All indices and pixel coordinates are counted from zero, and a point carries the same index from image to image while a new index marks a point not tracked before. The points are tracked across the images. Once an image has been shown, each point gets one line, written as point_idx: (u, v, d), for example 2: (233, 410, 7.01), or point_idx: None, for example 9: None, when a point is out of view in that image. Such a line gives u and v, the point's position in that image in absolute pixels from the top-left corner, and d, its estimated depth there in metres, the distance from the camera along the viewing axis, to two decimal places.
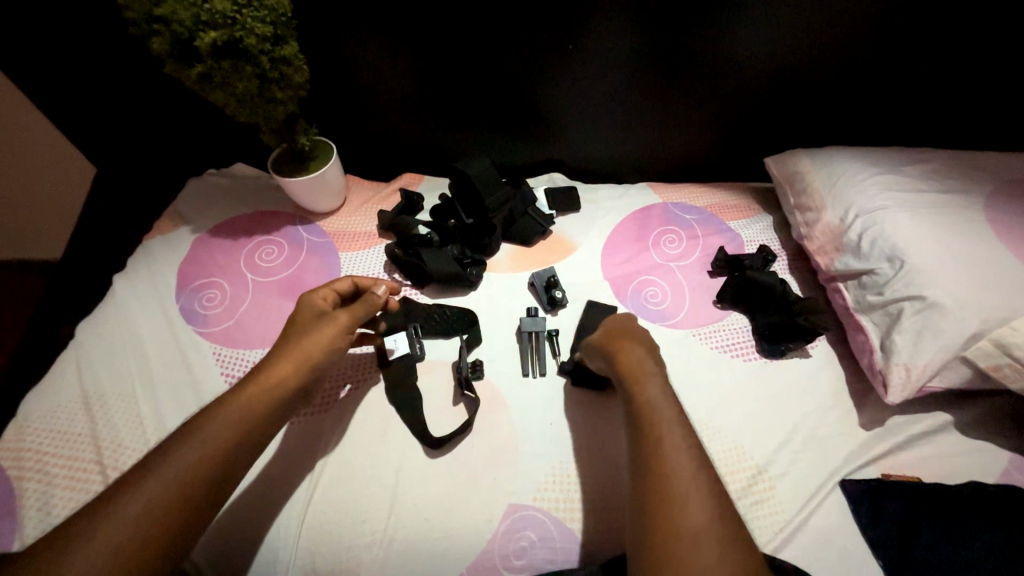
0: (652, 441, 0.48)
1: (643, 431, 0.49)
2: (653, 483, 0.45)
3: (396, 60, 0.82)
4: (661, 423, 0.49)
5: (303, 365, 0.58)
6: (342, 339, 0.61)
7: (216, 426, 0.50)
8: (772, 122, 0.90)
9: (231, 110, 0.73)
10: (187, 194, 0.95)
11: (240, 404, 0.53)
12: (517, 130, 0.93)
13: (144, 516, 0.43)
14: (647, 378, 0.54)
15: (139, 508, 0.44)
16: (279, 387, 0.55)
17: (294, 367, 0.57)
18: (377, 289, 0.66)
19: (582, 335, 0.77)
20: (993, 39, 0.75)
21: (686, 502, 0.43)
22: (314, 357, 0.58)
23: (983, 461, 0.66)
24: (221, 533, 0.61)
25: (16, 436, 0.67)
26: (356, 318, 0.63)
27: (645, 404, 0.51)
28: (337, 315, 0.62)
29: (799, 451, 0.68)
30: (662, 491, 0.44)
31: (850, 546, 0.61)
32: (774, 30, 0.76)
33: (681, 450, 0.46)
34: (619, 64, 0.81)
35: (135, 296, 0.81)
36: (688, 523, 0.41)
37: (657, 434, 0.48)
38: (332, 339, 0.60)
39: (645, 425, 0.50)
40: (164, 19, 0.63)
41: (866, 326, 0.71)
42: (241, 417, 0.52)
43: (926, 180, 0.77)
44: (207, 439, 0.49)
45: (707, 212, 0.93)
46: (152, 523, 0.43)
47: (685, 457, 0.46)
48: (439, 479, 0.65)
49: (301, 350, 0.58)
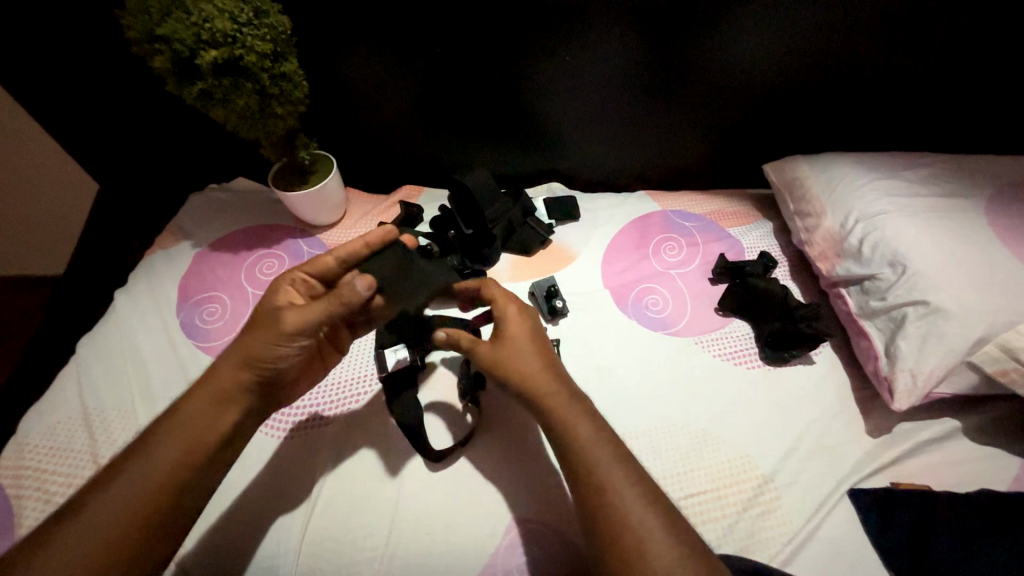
0: (593, 486, 0.47)
1: (581, 475, 0.48)
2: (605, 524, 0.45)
3: (395, 73, 0.83)
4: (596, 461, 0.48)
5: (247, 371, 0.53)
6: (287, 339, 0.52)
7: (159, 448, 0.50)
8: (770, 128, 0.90)
9: (232, 126, 0.73)
10: (189, 209, 0.95)
11: (184, 423, 0.51)
12: (516, 140, 0.93)
13: (92, 545, 0.45)
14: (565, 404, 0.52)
15: (85, 535, 0.45)
16: (227, 399, 0.53)
17: (232, 369, 0.53)
18: (350, 281, 0.51)
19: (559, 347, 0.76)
20: (991, 43, 0.75)
21: (647, 540, 0.43)
22: (252, 362, 0.52)
23: (993, 468, 0.65)
24: (208, 548, 0.60)
25: (15, 453, 0.67)
26: (305, 322, 0.52)
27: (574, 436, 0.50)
28: (283, 316, 0.52)
29: (805, 459, 0.67)
30: (625, 539, 0.44)
31: (860, 556, 0.60)
32: (770, 37, 0.76)
33: (625, 486, 0.46)
34: (617, 73, 0.81)
35: (136, 311, 0.81)
36: (654, 567, 0.42)
37: (597, 475, 0.47)
38: (267, 344, 0.52)
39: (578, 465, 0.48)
40: (166, 38, 0.64)
41: (869, 332, 0.70)
42: (191, 432, 0.51)
43: (925, 185, 0.77)
44: (159, 453, 0.50)
45: (707, 220, 0.93)
46: (100, 550, 0.45)
47: (627, 491, 0.46)
48: (442, 493, 0.64)
49: (239, 352, 0.53)
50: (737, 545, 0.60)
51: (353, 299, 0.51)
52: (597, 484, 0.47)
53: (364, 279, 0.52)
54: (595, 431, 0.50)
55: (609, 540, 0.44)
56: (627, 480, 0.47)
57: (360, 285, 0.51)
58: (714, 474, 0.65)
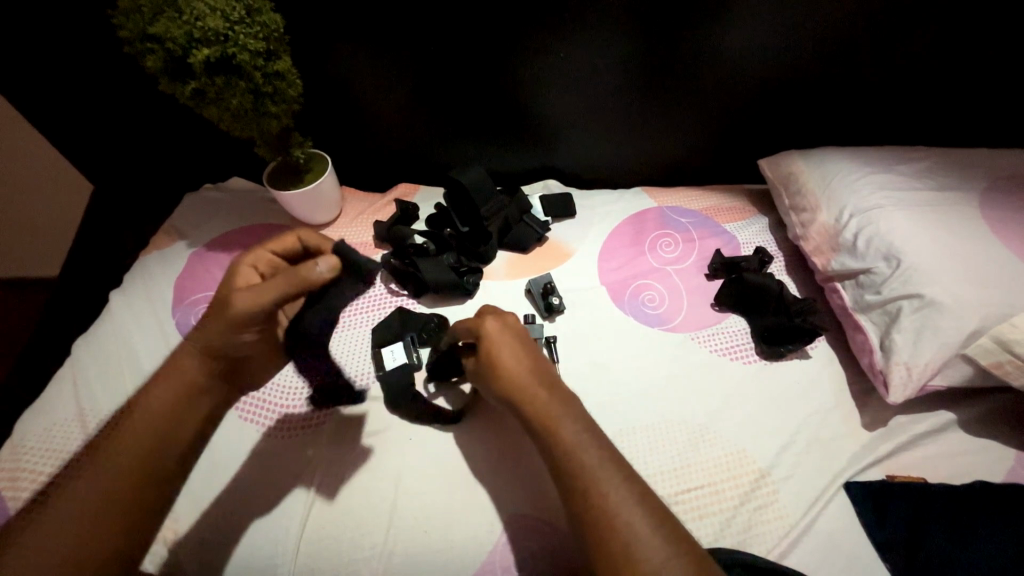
0: (579, 477, 0.46)
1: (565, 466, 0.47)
2: (591, 516, 0.44)
3: (391, 72, 0.83)
4: (581, 457, 0.47)
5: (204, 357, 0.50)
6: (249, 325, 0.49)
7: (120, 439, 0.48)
8: (766, 123, 0.90)
9: (226, 125, 0.73)
10: (184, 208, 0.95)
11: (145, 411, 0.49)
12: (512, 137, 0.93)
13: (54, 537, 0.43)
14: (554, 412, 0.51)
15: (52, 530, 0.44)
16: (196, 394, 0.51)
17: (200, 357, 0.50)
18: (315, 263, 0.48)
19: (553, 343, 0.76)
20: (985, 38, 0.75)
21: (637, 538, 0.42)
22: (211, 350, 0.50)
23: (988, 460, 0.66)
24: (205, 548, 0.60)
25: (12, 455, 0.66)
26: (255, 308, 0.48)
27: (557, 435, 0.49)
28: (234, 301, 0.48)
29: (802, 452, 0.67)
30: (610, 526, 0.43)
31: (856, 549, 0.60)
32: (765, 34, 0.77)
33: (617, 488, 0.45)
34: (612, 70, 0.81)
35: (131, 312, 0.81)
36: (644, 549, 0.41)
37: (580, 467, 0.46)
38: (225, 327, 0.49)
39: (567, 461, 0.47)
40: (158, 37, 0.63)
41: (865, 326, 0.71)
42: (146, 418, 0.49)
43: (919, 179, 0.77)
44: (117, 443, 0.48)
45: (703, 215, 0.93)
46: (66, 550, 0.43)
47: (614, 480, 0.45)
48: (439, 490, 0.64)
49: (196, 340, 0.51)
50: (734, 539, 0.61)
51: (313, 282, 0.48)
52: (579, 473, 0.46)
53: (329, 259, 0.48)
54: (577, 428, 0.49)
55: (598, 526, 0.43)
56: (610, 467, 0.47)
57: (323, 266, 0.47)
58: (710, 470, 0.65)
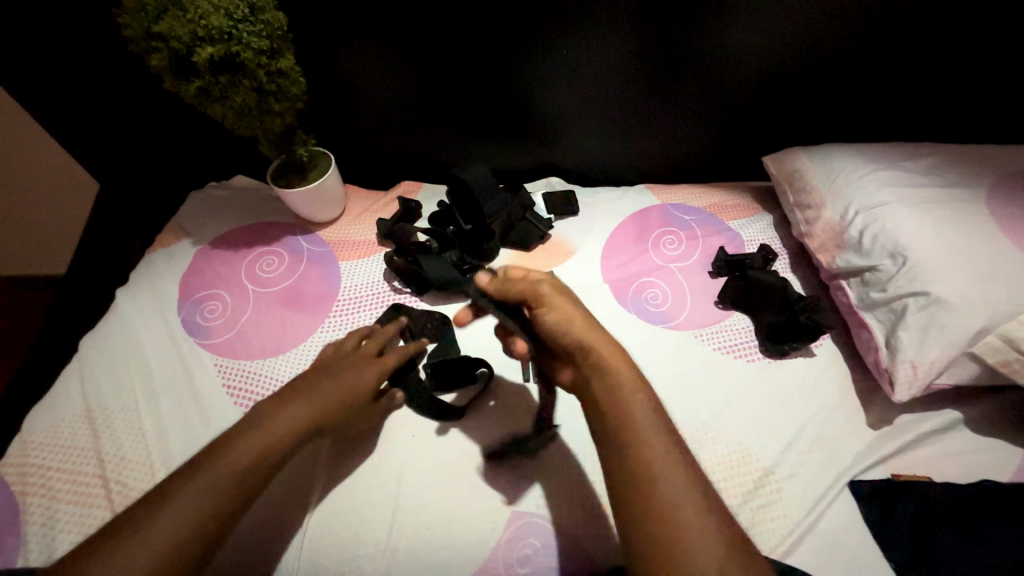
0: (637, 467, 0.44)
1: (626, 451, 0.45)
2: (648, 507, 0.43)
3: (393, 70, 0.83)
4: (647, 447, 0.45)
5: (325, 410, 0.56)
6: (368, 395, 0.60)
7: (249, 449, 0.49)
8: (770, 120, 0.89)
9: (230, 124, 0.73)
10: (188, 207, 0.96)
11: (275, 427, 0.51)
12: (515, 135, 0.93)
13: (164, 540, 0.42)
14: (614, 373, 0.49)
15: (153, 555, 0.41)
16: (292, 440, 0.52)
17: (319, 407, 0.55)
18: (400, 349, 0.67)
19: None
20: (991, 33, 0.74)
21: (695, 531, 0.41)
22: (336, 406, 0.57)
23: (995, 459, 0.65)
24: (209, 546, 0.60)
25: (20, 450, 0.67)
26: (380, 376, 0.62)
27: (626, 421, 0.46)
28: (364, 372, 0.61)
29: (806, 451, 0.67)
30: (666, 522, 0.42)
31: (861, 548, 0.60)
32: (768, 30, 0.76)
33: (668, 464, 0.44)
34: (615, 66, 0.81)
35: (136, 309, 0.81)
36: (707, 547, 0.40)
37: (642, 457, 0.44)
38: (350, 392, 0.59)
39: (630, 449, 0.45)
40: (162, 36, 0.63)
41: (870, 324, 0.70)
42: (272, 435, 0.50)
43: (927, 175, 0.76)
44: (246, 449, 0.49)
45: (706, 213, 0.93)
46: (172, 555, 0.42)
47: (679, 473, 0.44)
48: (441, 486, 0.64)
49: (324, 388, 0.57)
50: None
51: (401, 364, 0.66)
52: (643, 463, 0.44)
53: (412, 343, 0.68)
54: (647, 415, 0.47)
55: (656, 520, 0.42)
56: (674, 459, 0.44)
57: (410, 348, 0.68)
58: (715, 467, 0.65)
